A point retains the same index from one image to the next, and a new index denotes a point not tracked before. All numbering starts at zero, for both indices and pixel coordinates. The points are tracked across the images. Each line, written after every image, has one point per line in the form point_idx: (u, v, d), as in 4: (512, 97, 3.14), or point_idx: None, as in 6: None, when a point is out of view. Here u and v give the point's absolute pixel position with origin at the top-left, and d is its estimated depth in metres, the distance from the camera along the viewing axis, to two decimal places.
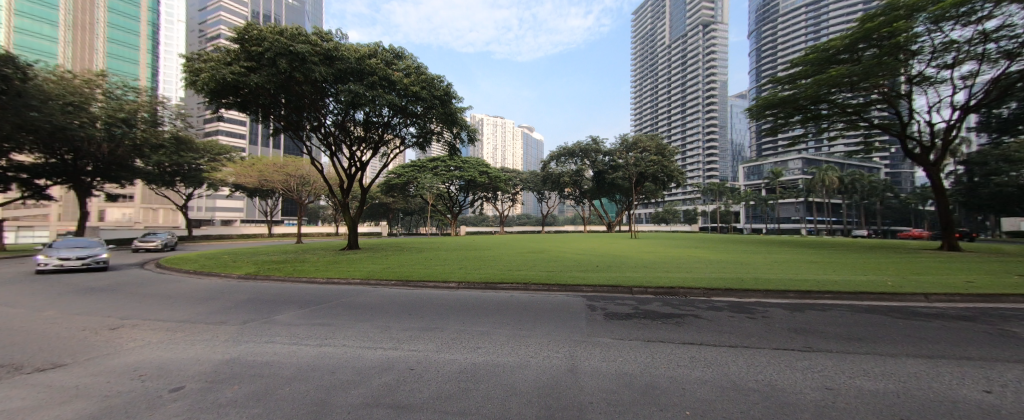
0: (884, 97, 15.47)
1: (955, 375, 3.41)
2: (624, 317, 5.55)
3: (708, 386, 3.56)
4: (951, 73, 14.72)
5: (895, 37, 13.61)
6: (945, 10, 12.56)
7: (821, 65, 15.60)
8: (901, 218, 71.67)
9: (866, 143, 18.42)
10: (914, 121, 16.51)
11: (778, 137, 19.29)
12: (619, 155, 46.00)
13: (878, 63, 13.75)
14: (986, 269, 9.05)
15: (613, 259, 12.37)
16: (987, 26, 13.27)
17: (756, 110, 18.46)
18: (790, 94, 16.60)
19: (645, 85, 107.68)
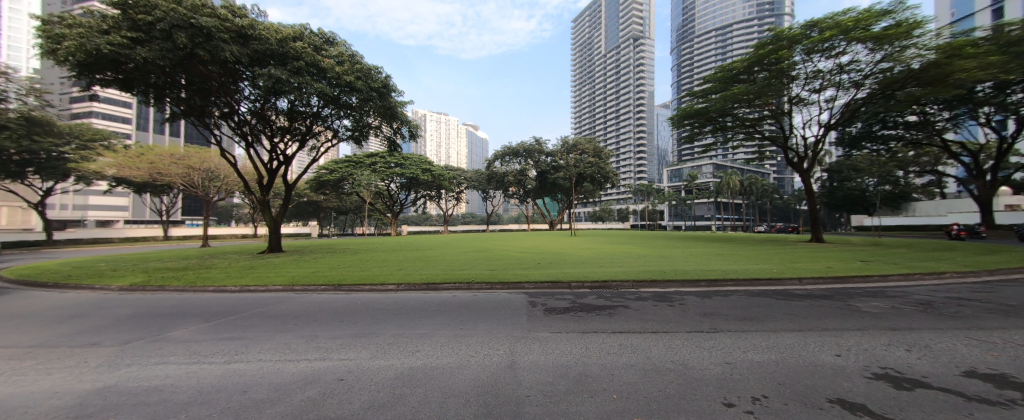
0: (772, 113, 18.34)
1: (817, 343, 4.19)
2: (562, 311, 5.80)
3: (633, 369, 3.88)
4: (818, 97, 17.94)
5: (780, 63, 16.15)
6: (815, 45, 15.15)
7: (726, 83, 18.00)
8: (785, 216, 86.08)
9: (760, 152, 21.74)
10: (794, 135, 19.84)
11: (694, 144, 21.86)
12: (561, 156, 48.08)
13: (768, 85, 16.23)
14: (838, 256, 11.34)
15: (554, 256, 12.88)
16: (842, 61, 15.89)
17: (677, 119, 20.74)
18: (702, 107, 18.91)
19: (586, 91, 113.90)
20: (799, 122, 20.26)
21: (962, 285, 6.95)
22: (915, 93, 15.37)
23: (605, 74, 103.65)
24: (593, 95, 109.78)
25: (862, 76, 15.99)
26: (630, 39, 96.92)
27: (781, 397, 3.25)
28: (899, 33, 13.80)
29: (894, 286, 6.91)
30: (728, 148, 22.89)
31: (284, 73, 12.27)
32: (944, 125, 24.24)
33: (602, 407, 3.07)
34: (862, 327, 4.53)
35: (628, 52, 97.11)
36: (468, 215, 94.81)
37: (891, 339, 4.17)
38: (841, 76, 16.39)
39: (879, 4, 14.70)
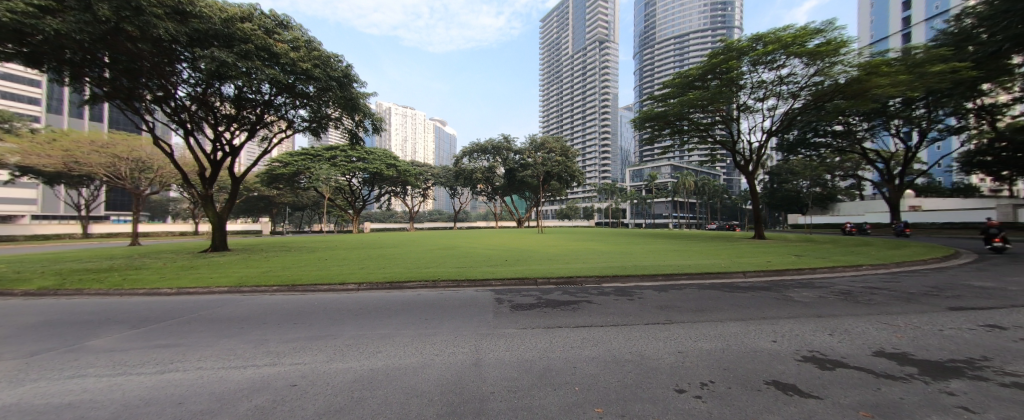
0: (723, 119, 19.78)
1: (757, 331, 4.60)
2: (528, 307, 5.88)
3: (594, 362, 4.02)
4: (762, 105, 19.51)
5: (730, 72, 17.37)
6: (760, 57, 16.47)
7: (683, 89, 19.13)
8: (734, 214, 93.37)
9: (713, 155, 23.34)
10: (742, 139, 21.51)
11: (653, 145, 23.03)
12: (529, 154, 48.63)
13: (719, 92, 17.47)
14: (776, 251, 12.50)
15: (521, 253, 13.03)
16: (782, 73, 17.45)
17: (638, 122, 21.75)
18: (662, 111, 19.99)
19: (555, 91, 115.79)
20: (745, 127, 21.95)
21: (876, 276, 7.93)
22: (841, 105, 17.18)
23: (574, 75, 105.96)
24: (562, 95, 111.85)
25: (799, 88, 17.67)
26: (597, 42, 99.89)
27: (725, 381, 3.52)
28: (829, 50, 15.34)
29: (822, 277, 7.74)
30: (684, 150, 24.33)
31: (230, 56, 11.25)
32: (863, 134, 27.47)
33: (563, 399, 3.15)
34: (793, 315, 5.04)
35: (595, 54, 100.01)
36: (435, 212, 93.05)
37: (818, 325, 4.67)
38: (781, 87, 17.95)
39: (813, 23, 16.15)
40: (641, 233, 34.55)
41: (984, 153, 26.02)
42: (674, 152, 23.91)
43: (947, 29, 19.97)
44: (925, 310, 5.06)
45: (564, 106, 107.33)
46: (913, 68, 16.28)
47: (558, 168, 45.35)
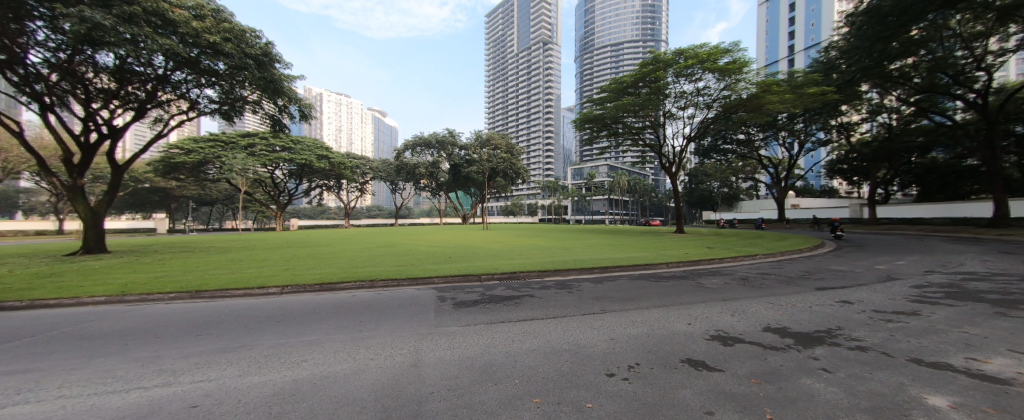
0: (652, 124, 21.70)
1: (676, 316, 5.15)
2: (470, 304, 5.85)
3: (534, 354, 4.15)
4: (683, 113, 21.62)
5: (658, 82, 19.05)
6: (682, 70, 18.32)
7: (618, 94, 20.54)
8: (661, 211, 103.64)
9: (643, 157, 25.54)
10: (667, 144, 23.84)
11: (593, 146, 24.51)
12: (473, 150, 48.54)
13: (649, 99, 19.13)
14: (694, 244, 14.16)
15: (465, 250, 12.95)
16: (699, 86, 19.62)
17: (578, 123, 22.92)
18: (599, 113, 21.32)
19: (502, 88, 116.60)
20: (670, 133, 24.14)
21: (768, 264, 9.41)
22: (743, 117, 19.92)
23: (520, 73, 107.66)
24: (510, 92, 113.00)
25: (712, 100, 19.95)
26: (541, 42, 102.72)
27: (649, 362, 3.89)
28: (735, 68, 17.55)
29: (727, 266, 8.97)
30: (619, 151, 26.20)
31: (108, 17, 9.24)
32: (760, 143, 32.33)
33: (503, 393, 3.19)
34: (705, 300, 5.75)
35: (541, 54, 102.78)
36: (375, 208, 88.09)
37: (724, 307, 5.40)
38: (698, 98, 20.15)
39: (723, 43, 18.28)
40: (580, 228, 36.66)
41: (843, 162, 32.32)
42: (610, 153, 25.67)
43: (818, 59, 24.37)
44: (801, 290, 6.15)
45: (511, 104, 108.62)
46: (794, 88, 19.45)
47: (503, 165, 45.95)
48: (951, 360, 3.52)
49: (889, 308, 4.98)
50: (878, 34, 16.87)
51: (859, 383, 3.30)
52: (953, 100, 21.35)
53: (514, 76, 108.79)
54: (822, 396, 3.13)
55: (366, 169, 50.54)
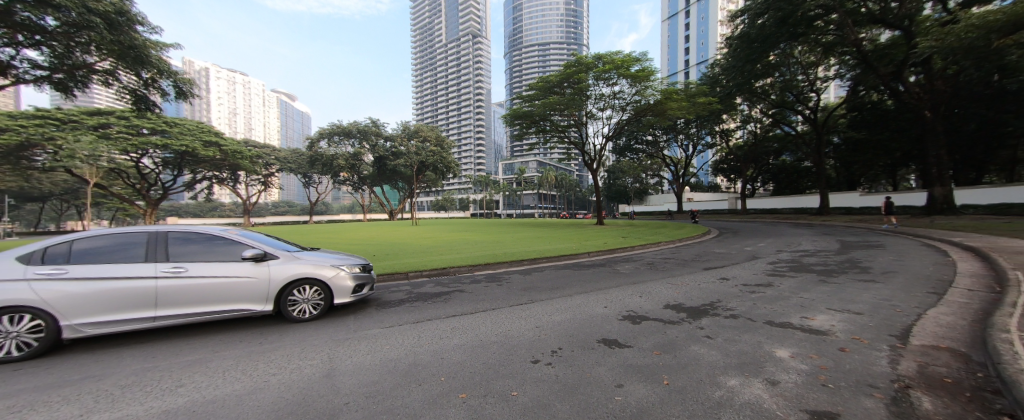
0: (576, 122, 23.16)
1: (595, 300, 5.61)
2: (394, 304, 5.54)
3: (462, 349, 4.11)
4: (602, 114, 23.38)
5: (580, 83, 20.43)
6: (600, 74, 19.80)
7: (545, 91, 21.46)
8: (584, 205, 112.08)
9: (568, 153, 27.01)
10: (589, 142, 25.62)
11: (522, 142, 25.23)
12: (401, 142, 46.21)
13: (572, 100, 20.44)
14: (611, 234, 15.59)
15: (391, 247, 12.27)
16: (616, 90, 21.42)
17: (508, 118, 23.43)
18: (527, 110, 22.11)
19: (433, 79, 112.78)
20: (592, 131, 25.87)
21: (669, 249, 10.86)
22: (651, 120, 22.37)
23: (451, 64, 105.07)
24: (441, 83, 109.44)
25: (625, 103, 21.91)
26: (472, 36, 102.12)
27: (570, 345, 4.16)
28: (644, 76, 19.54)
29: (638, 253, 10.06)
30: (547, 148, 27.33)
31: None
32: (664, 144, 36.86)
33: (429, 393, 3.10)
34: (618, 285, 6.39)
35: (471, 47, 101.73)
36: (286, 204, 77.88)
37: (633, 290, 6.05)
38: (615, 101, 21.99)
39: (635, 52, 20.16)
40: (510, 222, 37.51)
41: (726, 163, 38.69)
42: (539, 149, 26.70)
43: (706, 73, 28.58)
44: (692, 271, 7.24)
45: (443, 96, 105.74)
46: (689, 97, 22.47)
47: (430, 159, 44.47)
48: (792, 319, 4.48)
49: (752, 281, 6.16)
50: (745, 56, 20.45)
51: (731, 345, 4.00)
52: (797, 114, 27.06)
53: (446, 67, 105.61)
54: (705, 358, 3.73)
55: (271, 159, 44.17)
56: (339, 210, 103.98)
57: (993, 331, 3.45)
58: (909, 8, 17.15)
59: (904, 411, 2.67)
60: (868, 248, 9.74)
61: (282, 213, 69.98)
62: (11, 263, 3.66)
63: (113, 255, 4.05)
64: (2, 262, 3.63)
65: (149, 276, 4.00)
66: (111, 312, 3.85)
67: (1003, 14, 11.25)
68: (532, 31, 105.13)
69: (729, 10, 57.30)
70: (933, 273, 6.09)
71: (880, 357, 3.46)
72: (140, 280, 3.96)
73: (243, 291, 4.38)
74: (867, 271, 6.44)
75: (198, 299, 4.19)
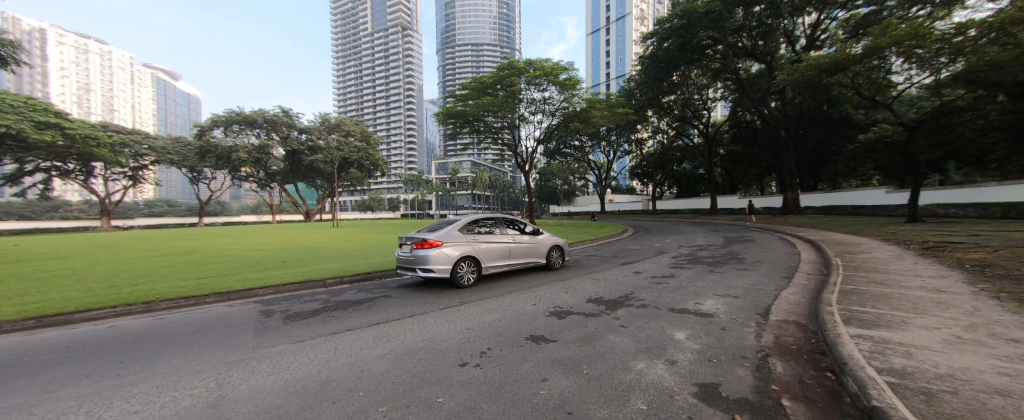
0: (508, 124, 23.63)
1: (524, 299, 5.78)
2: (306, 315, 4.96)
3: (384, 359, 3.84)
4: (534, 118, 24.24)
5: (513, 87, 20.95)
6: (531, 79, 20.56)
7: (479, 91, 21.53)
8: (517, 205, 115.59)
9: (501, 155, 27.36)
10: (522, 144, 26.30)
11: (456, 141, 25.00)
12: (319, 135, 42.56)
13: (504, 102, 21.00)
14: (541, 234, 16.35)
15: (307, 252, 11.11)
16: (547, 96, 22.36)
17: (440, 117, 23.02)
18: (460, 110, 22.00)
19: (361, 71, 105.06)
20: (524, 134, 26.60)
21: (593, 247, 11.81)
22: (577, 126, 23.93)
23: (380, 57, 99.82)
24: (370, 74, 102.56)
25: (554, 109, 23.00)
26: (402, 29, 98.15)
27: (499, 345, 4.20)
28: (571, 84, 20.79)
29: None
30: (481, 148, 27.40)
31: None
32: (589, 149, 39.75)
33: (344, 411, 2.82)
34: (544, 282, 6.70)
35: (402, 40, 97.76)
36: (167, 203, 64.44)
37: (559, 287, 6.41)
38: (545, 107, 22.92)
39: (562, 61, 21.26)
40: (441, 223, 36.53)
41: (641, 168, 43.28)
42: (472, 149, 26.51)
43: (624, 86, 31.62)
44: (610, 266, 7.96)
45: (372, 89, 99.25)
46: (609, 107, 24.48)
47: (353, 155, 41.65)
48: (688, 305, 5.18)
49: (658, 273, 7.02)
50: (654, 74, 23.41)
51: (640, 331, 4.46)
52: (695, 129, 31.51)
53: (375, 57, 99.13)
54: (619, 346, 4.10)
55: (143, 148, 35.04)
56: (241, 210, 89.64)
57: (821, 305, 4.43)
58: (770, 47, 21.24)
59: (763, 375, 3.27)
60: (742, 241, 11.89)
61: (161, 211, 57.71)
62: (454, 231, 6.65)
63: (484, 231, 7.09)
64: (452, 230, 6.62)
65: (506, 241, 7.18)
66: (493, 259, 6.98)
67: (828, 59, 14.55)
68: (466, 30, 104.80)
69: (642, 32, 64.55)
70: (786, 260, 7.69)
71: (750, 332, 4.19)
72: (503, 242, 7.15)
73: (536, 250, 7.68)
74: (742, 261, 7.83)
75: (521, 254, 7.48)
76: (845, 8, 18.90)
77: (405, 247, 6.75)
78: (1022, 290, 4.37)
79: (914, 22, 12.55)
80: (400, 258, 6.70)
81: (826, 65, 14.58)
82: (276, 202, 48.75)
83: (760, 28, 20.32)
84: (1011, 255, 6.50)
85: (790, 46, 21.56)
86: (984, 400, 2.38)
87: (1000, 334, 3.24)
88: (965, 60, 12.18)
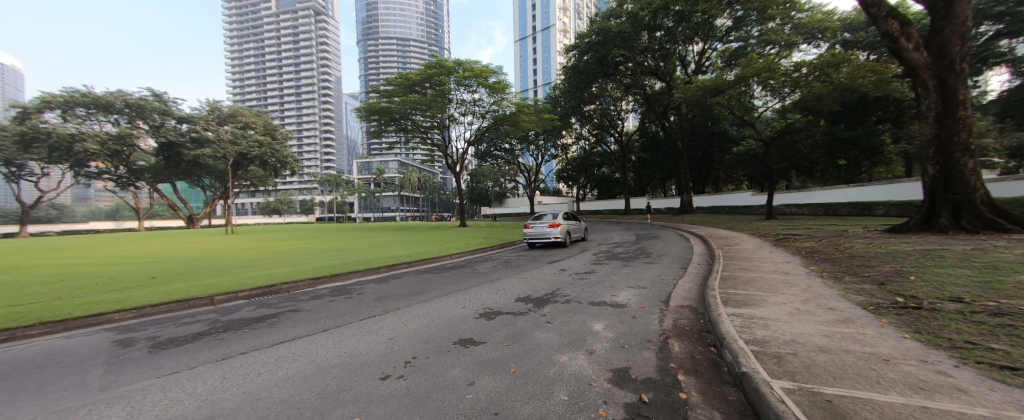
0: (438, 124, 23.05)
1: (454, 303, 5.68)
2: (182, 341, 4.10)
3: (290, 380, 3.37)
4: (464, 119, 24.10)
5: (441, 86, 20.51)
6: (461, 79, 20.39)
7: (405, 89, 20.67)
8: (448, 207, 113.44)
9: (431, 155, 26.54)
10: (452, 145, 25.79)
11: (380, 139, 23.68)
12: (205, 126, 35.96)
13: (433, 101, 20.56)
14: (471, 235, 16.33)
15: (190, 264, 9.28)
16: (477, 98, 22.40)
17: (363, 112, 21.55)
18: (385, 106, 20.83)
19: (265, 55, 91.62)
20: (454, 135, 26.20)
21: (523, 247, 12.39)
22: (507, 129, 24.43)
23: (291, 42, 88.75)
24: (277, 59, 90.55)
25: (484, 111, 23.16)
26: (317, 14, 88.79)
27: (424, 353, 4.03)
28: (500, 88, 21.04)
29: (495, 253, 10.93)
30: (408, 147, 26.28)
31: None
32: (518, 151, 40.97)
33: None
34: (476, 284, 6.71)
35: (317, 26, 88.32)
36: None
37: (490, 288, 6.47)
38: (474, 108, 22.91)
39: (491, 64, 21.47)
40: (362, 226, 33.64)
41: (567, 172, 46.22)
42: (398, 148, 25.21)
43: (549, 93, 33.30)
44: (538, 265, 8.34)
45: (280, 76, 87.35)
46: (536, 112, 25.35)
47: (252, 150, 36.34)
48: (605, 298, 5.66)
49: (580, 269, 7.60)
50: (576, 84, 25.45)
51: (563, 326, 4.71)
52: (612, 137, 34.56)
53: (283, 40, 87.66)
54: (544, 342, 4.26)
55: None
56: (89, 216, 70.18)
57: (707, 290, 5.23)
58: (669, 68, 24.26)
59: (665, 355, 3.71)
60: (648, 237, 13.59)
61: None
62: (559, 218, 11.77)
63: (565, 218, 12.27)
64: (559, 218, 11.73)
65: (574, 223, 12.58)
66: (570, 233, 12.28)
67: (710, 83, 17.19)
68: (391, 23, 99.44)
69: (564, 44, 69.11)
70: (681, 253, 8.99)
71: (654, 318, 4.74)
72: (575, 224, 12.54)
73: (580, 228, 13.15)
74: (649, 255, 8.92)
75: (577, 231, 12.92)
76: (722, 41, 22.44)
77: (533, 227, 11.48)
78: (834, 269, 5.78)
79: (767, 59, 15.53)
80: (533, 233, 11.37)
81: (709, 88, 17.22)
82: (144, 205, 39.43)
83: (661, 51, 23.16)
84: (827, 243, 8.59)
85: (684, 69, 24.89)
86: (812, 357, 3.06)
87: (822, 304, 4.21)
88: (800, 91, 15.60)
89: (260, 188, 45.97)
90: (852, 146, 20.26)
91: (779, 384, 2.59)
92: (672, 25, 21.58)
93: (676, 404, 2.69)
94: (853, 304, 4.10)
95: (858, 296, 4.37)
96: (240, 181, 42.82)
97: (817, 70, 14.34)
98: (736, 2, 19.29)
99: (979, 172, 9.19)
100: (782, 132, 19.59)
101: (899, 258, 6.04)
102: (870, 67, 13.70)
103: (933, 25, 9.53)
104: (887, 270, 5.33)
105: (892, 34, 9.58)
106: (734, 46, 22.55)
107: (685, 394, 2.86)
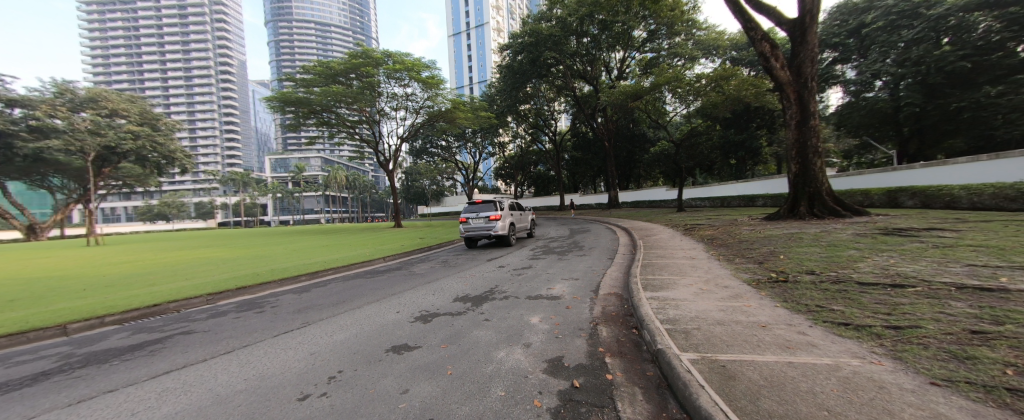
0: (366, 119, 21.57)
1: (388, 308, 5.37)
2: (14, 386, 3.18)
3: (183, 413, 2.84)
4: (396, 114, 23.01)
5: (369, 77, 19.19)
6: (390, 72, 19.33)
7: (327, 79, 18.95)
8: (382, 207, 107.06)
9: (359, 151, 24.73)
10: (383, 141, 24.24)
11: (298, 133, 21.30)
12: (49, 111, 28.26)
13: (360, 93, 19.19)
14: (407, 237, 15.62)
15: (38, 286, 7.36)
16: (409, 91, 21.41)
17: (276, 103, 19.27)
18: (304, 96, 18.84)
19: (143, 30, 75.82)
20: (385, 130, 24.73)
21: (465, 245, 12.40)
22: (442, 126, 23.72)
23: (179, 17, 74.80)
24: (158, 34, 75.29)
25: (417, 106, 22.33)
26: None
27: (352, 365, 3.73)
28: (433, 83, 20.41)
29: (432, 253, 10.63)
30: (332, 142, 24.16)
31: None
32: (455, 148, 40.32)
33: None
34: (413, 287, 6.48)
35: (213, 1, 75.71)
36: None
37: (427, 289, 6.27)
38: (406, 102, 21.90)
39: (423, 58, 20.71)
40: (275, 231, 29.63)
41: (505, 170, 46.87)
42: (321, 142, 23.00)
43: (485, 91, 33.34)
44: (477, 262, 8.36)
45: (165, 56, 72.91)
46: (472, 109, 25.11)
47: (124, 143, 29.86)
48: (541, 290, 5.90)
49: (519, 265, 7.82)
50: (511, 83, 25.91)
51: (502, 321, 4.75)
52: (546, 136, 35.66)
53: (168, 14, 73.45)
54: (483, 340, 4.24)
55: None
56: None
57: (631, 278, 5.73)
58: (595, 73, 25.73)
59: (594, 341, 3.96)
60: (580, 231, 14.60)
61: None
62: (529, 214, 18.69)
63: None
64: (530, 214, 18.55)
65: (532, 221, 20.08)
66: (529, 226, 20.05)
67: (629, 89, 18.83)
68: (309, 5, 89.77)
69: (498, 42, 69.62)
70: (609, 245, 9.81)
71: (587, 307, 5.05)
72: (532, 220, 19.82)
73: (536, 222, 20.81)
74: (582, 247, 9.53)
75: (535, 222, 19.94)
76: (638, 51, 24.45)
77: None
78: (727, 253, 6.80)
79: (674, 70, 17.51)
80: None
81: (628, 93, 18.87)
82: None
83: (587, 56, 24.51)
84: (723, 230, 10.06)
85: (608, 74, 26.65)
86: (711, 330, 3.53)
87: (719, 283, 4.90)
88: (700, 99, 17.85)
89: (137, 188, 37.93)
90: (741, 148, 24.05)
91: (686, 357, 2.93)
92: (597, 33, 23.07)
93: (604, 385, 2.88)
94: (742, 281, 4.85)
95: (745, 274, 5.20)
96: (107, 180, 34.87)
97: (714, 82, 16.63)
98: (649, 17, 21.44)
99: (825, 169, 11.52)
100: (689, 135, 22.32)
101: (771, 241, 7.37)
102: (752, 82, 16.26)
103: (794, 50, 11.70)
104: (764, 252, 6.45)
105: (766, 54, 11.54)
106: (648, 56, 24.81)
107: (611, 375, 3.09)
